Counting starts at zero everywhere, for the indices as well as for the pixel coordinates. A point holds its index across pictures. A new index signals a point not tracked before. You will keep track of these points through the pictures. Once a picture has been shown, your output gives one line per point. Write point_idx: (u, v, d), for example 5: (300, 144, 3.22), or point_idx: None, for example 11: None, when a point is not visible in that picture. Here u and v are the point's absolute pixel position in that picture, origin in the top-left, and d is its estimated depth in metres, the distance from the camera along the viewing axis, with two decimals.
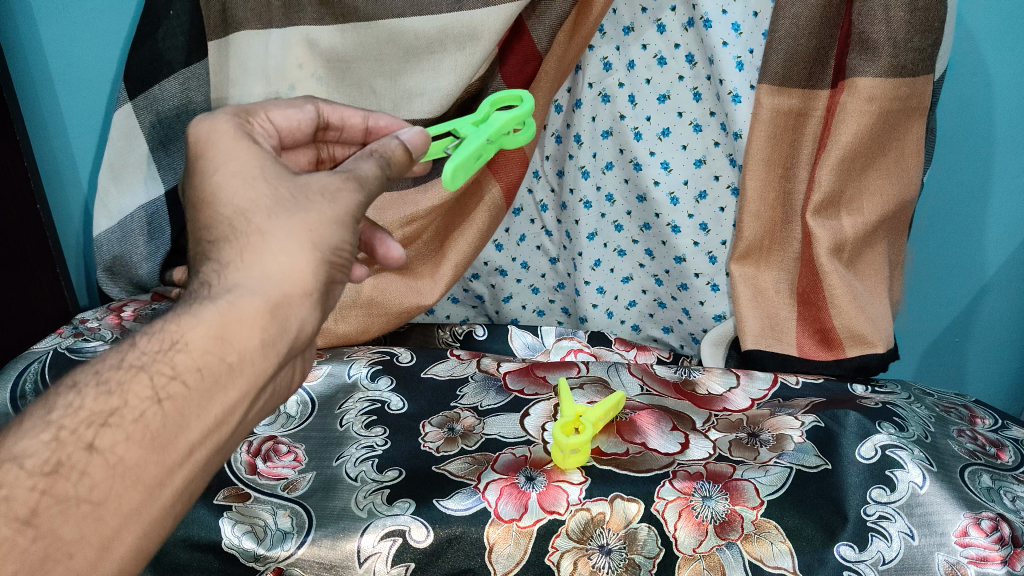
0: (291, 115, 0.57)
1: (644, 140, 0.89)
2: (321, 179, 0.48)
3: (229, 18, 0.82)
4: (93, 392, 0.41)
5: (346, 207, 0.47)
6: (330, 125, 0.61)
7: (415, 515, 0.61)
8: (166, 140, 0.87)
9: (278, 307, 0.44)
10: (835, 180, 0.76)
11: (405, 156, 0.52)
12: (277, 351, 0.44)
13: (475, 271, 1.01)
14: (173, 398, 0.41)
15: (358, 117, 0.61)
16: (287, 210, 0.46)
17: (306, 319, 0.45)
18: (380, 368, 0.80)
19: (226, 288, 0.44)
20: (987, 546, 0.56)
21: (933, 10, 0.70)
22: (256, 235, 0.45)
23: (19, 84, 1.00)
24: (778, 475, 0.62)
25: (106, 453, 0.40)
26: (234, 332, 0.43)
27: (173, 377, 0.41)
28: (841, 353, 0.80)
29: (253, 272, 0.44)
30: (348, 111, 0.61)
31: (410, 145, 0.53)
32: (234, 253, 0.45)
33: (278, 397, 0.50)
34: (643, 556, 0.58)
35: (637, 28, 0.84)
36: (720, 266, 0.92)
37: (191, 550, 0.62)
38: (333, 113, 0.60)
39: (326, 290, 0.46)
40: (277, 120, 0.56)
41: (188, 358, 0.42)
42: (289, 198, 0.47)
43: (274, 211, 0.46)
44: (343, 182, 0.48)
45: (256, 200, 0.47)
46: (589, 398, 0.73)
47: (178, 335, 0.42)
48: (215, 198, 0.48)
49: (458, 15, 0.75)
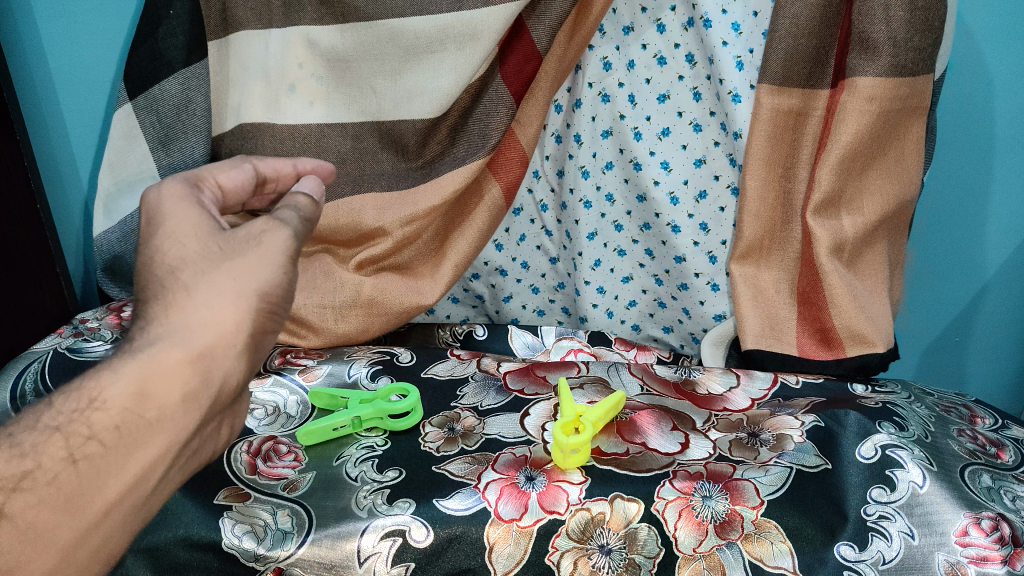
0: (234, 177, 0.57)
1: (644, 140, 0.89)
2: (249, 226, 0.49)
3: (229, 18, 0.83)
4: (5, 454, 0.43)
5: (273, 246, 0.48)
6: (267, 179, 0.60)
7: (415, 515, 0.61)
8: (166, 139, 0.86)
9: (201, 359, 0.43)
10: (835, 179, 0.76)
11: (312, 205, 0.54)
12: (200, 407, 0.44)
13: (475, 271, 1.02)
14: (88, 457, 0.42)
15: (288, 166, 0.61)
16: (215, 264, 0.46)
17: (231, 371, 0.45)
18: (380, 369, 0.80)
19: (148, 341, 0.43)
20: (986, 546, 0.55)
21: (933, 9, 0.71)
22: (182, 292, 0.45)
23: (19, 85, 0.99)
24: (779, 475, 0.62)
25: (15, 519, 0.41)
26: (155, 387, 0.43)
27: (90, 438, 0.42)
28: (841, 352, 0.80)
29: (178, 325, 0.44)
30: (280, 164, 0.61)
31: (314, 195, 0.56)
32: (160, 306, 0.45)
33: (205, 452, 0.49)
34: (643, 556, 0.58)
35: (636, 28, 0.84)
36: (720, 266, 0.92)
37: (192, 550, 0.61)
38: (267, 167, 0.60)
39: (256, 338, 0.46)
40: (224, 184, 0.56)
41: (105, 417, 0.42)
42: (218, 251, 0.47)
43: (202, 267, 0.46)
44: (269, 224, 0.49)
45: (187, 256, 0.47)
46: (588, 398, 0.73)
47: (96, 393, 0.42)
48: (150, 251, 0.47)
49: (458, 14, 0.75)
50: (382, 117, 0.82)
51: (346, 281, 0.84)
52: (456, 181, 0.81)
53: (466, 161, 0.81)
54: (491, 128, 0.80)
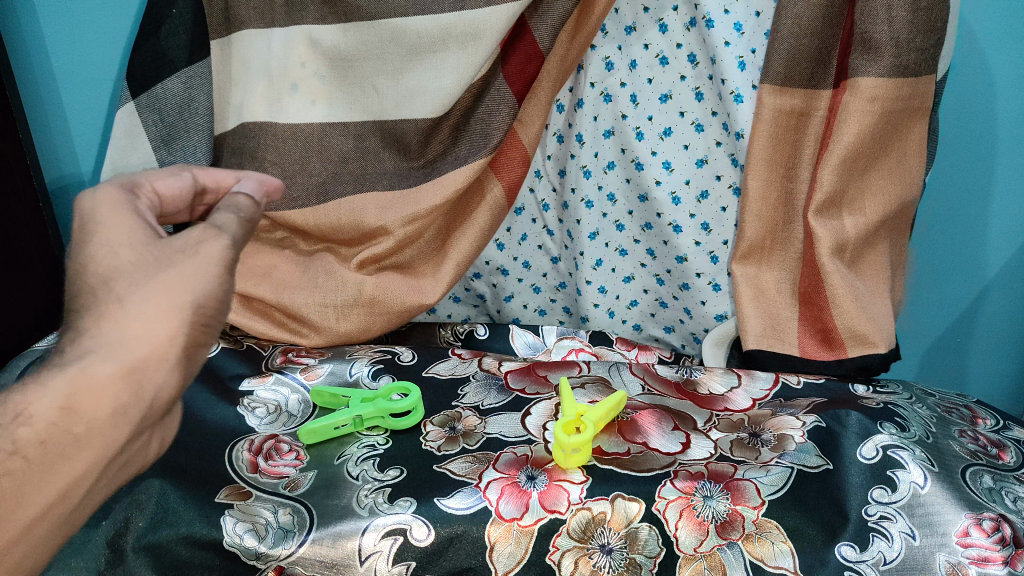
0: (171, 185, 0.54)
1: (646, 140, 0.89)
2: (185, 234, 0.46)
3: (232, 17, 0.84)
4: None
5: (210, 256, 0.45)
6: (207, 190, 0.57)
7: (415, 514, 0.61)
8: (168, 137, 0.86)
9: (132, 373, 0.41)
10: (837, 179, 0.76)
11: (253, 206, 0.53)
12: (130, 421, 0.42)
13: (477, 270, 1.02)
14: (10, 473, 0.41)
15: (231, 177, 0.58)
16: (149, 274, 0.43)
17: (164, 386, 0.43)
18: (381, 368, 0.80)
19: (78, 353, 0.41)
20: (987, 546, 0.55)
21: (935, 10, 0.71)
22: (113, 303, 0.42)
23: (19, 75, 0.99)
24: (779, 475, 0.62)
25: None
26: (84, 401, 0.41)
27: (12, 453, 0.41)
28: (842, 353, 0.80)
29: (109, 337, 0.41)
30: (222, 174, 0.58)
31: (254, 196, 0.54)
32: (88, 317, 0.42)
33: (134, 462, 0.48)
34: (643, 556, 0.58)
35: (638, 28, 0.84)
36: (722, 267, 0.92)
37: (195, 547, 0.60)
38: (207, 176, 0.57)
39: (190, 353, 0.44)
40: (161, 191, 0.54)
41: (31, 432, 0.41)
42: (155, 259, 0.44)
43: (136, 276, 0.43)
44: (207, 233, 0.47)
45: (122, 265, 0.43)
46: (589, 398, 0.73)
47: (22, 406, 0.41)
48: (82, 259, 0.44)
49: (460, 14, 0.75)
50: (384, 116, 0.82)
51: (347, 280, 0.85)
52: (458, 180, 0.81)
53: (467, 161, 0.81)
54: (493, 127, 0.80)
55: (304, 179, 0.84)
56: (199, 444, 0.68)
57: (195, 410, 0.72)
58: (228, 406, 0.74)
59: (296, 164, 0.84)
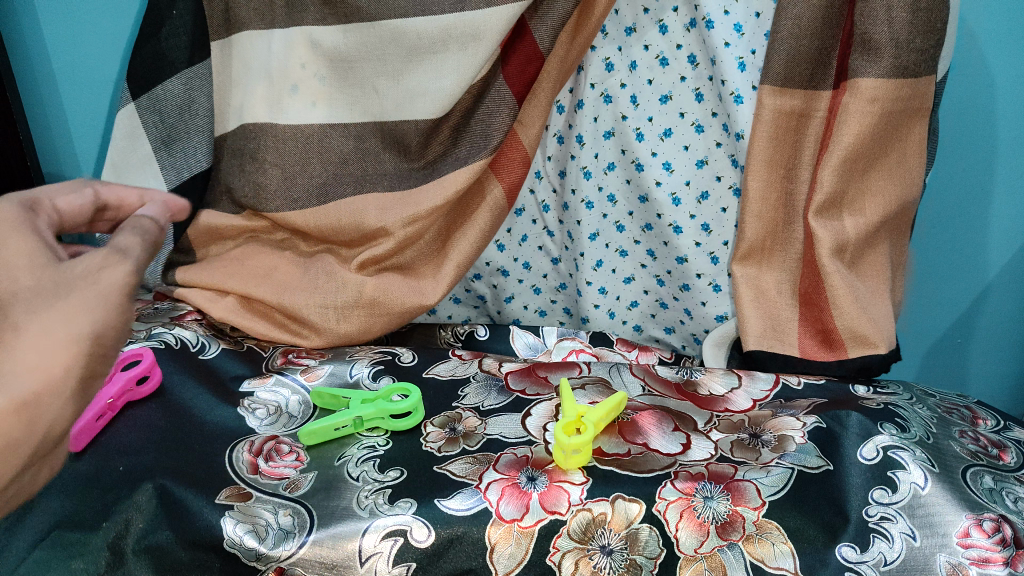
0: (73, 201, 0.51)
1: (646, 141, 0.89)
2: (85, 259, 0.42)
3: (232, 18, 0.84)
4: None
5: (112, 285, 0.41)
6: (108, 207, 0.54)
7: (415, 515, 0.61)
8: (168, 139, 0.88)
9: (24, 408, 0.37)
10: (837, 179, 0.76)
11: (159, 228, 0.49)
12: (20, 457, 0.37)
13: (477, 271, 1.02)
14: None
15: (135, 195, 0.55)
16: (49, 301, 0.39)
17: (61, 419, 0.38)
18: (381, 368, 0.80)
19: None
20: (988, 547, 0.55)
21: (935, 11, 0.71)
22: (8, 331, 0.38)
23: (19, 76, 0.99)
24: (780, 476, 0.62)
25: None
26: None
27: None
28: (843, 353, 0.80)
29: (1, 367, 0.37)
30: (126, 192, 0.55)
31: (159, 219, 0.50)
32: None
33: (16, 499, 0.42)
34: (644, 557, 0.58)
35: (639, 28, 0.84)
36: (723, 267, 0.92)
37: (194, 549, 0.60)
38: (111, 193, 0.54)
39: (87, 384, 0.39)
40: (63, 208, 0.50)
41: None
42: (52, 285, 0.40)
43: (36, 301, 0.39)
44: (109, 258, 0.42)
45: (15, 290, 0.39)
46: (590, 398, 0.73)
47: None
48: None
49: (460, 15, 0.75)
50: (384, 117, 0.82)
51: (348, 281, 0.85)
52: (458, 181, 0.81)
53: (467, 162, 0.81)
54: (492, 128, 0.80)
55: (304, 180, 0.84)
56: (199, 445, 0.68)
57: (195, 410, 0.72)
58: (228, 407, 0.73)
59: (296, 165, 0.84)
